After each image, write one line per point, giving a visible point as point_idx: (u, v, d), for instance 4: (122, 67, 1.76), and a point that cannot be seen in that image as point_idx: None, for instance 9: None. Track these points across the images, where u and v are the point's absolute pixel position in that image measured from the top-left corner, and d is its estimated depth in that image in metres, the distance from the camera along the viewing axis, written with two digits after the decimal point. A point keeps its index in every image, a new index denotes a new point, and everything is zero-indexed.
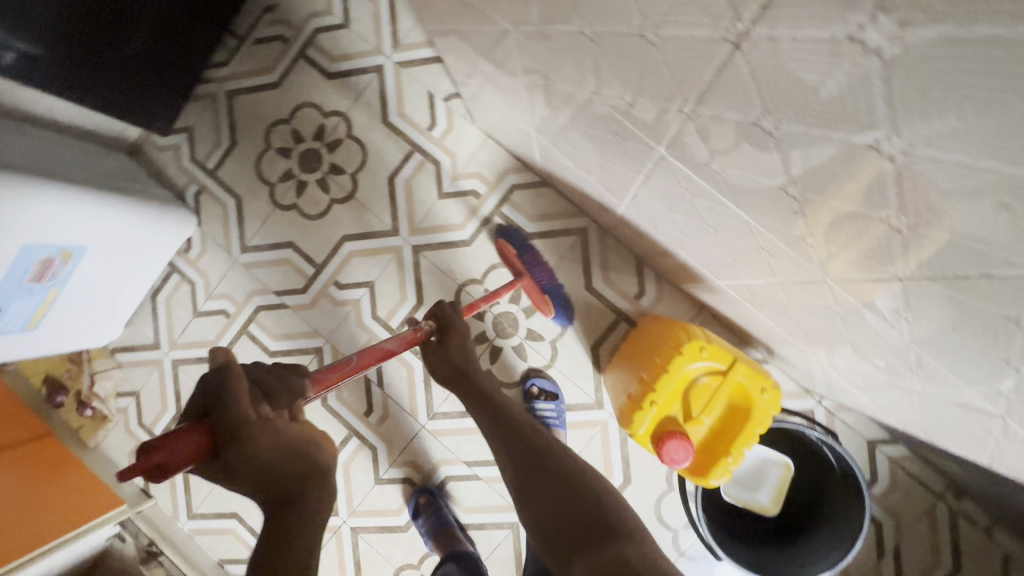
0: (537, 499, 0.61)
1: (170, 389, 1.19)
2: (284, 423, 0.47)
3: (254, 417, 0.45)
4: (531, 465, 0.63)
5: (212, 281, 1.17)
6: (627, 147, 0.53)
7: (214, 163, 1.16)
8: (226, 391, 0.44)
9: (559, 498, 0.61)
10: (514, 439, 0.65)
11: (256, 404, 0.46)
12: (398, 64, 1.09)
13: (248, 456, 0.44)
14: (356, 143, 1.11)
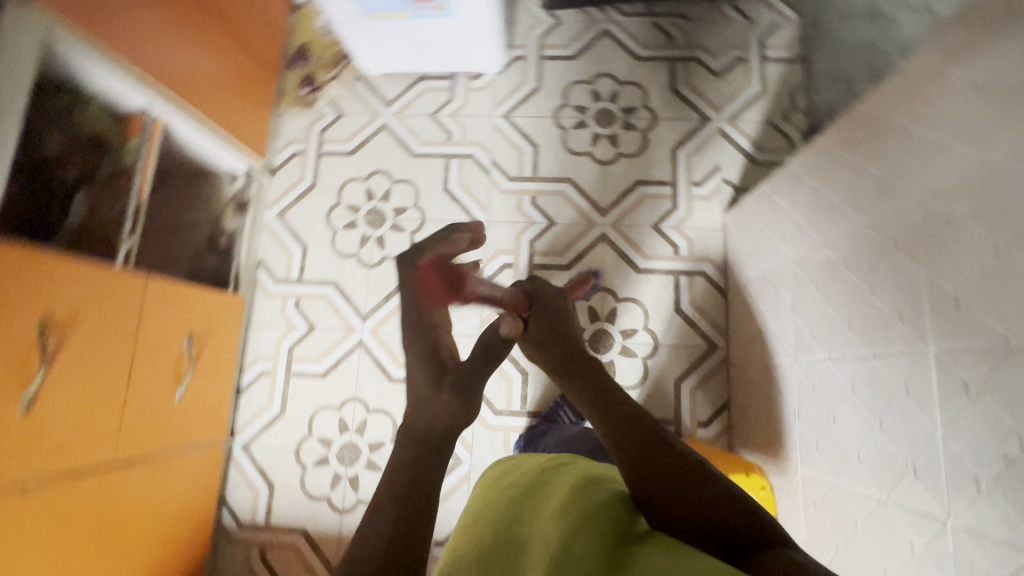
0: (645, 479, 0.53)
1: (362, 135, 1.33)
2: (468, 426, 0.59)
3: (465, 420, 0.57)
4: (632, 446, 0.54)
5: (463, 109, 1.32)
6: (889, 326, 0.64)
7: (548, 54, 1.33)
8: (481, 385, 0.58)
9: (671, 476, 0.52)
10: (611, 416, 0.57)
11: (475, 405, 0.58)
12: (720, 131, 1.26)
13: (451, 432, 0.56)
14: (641, 141, 1.27)
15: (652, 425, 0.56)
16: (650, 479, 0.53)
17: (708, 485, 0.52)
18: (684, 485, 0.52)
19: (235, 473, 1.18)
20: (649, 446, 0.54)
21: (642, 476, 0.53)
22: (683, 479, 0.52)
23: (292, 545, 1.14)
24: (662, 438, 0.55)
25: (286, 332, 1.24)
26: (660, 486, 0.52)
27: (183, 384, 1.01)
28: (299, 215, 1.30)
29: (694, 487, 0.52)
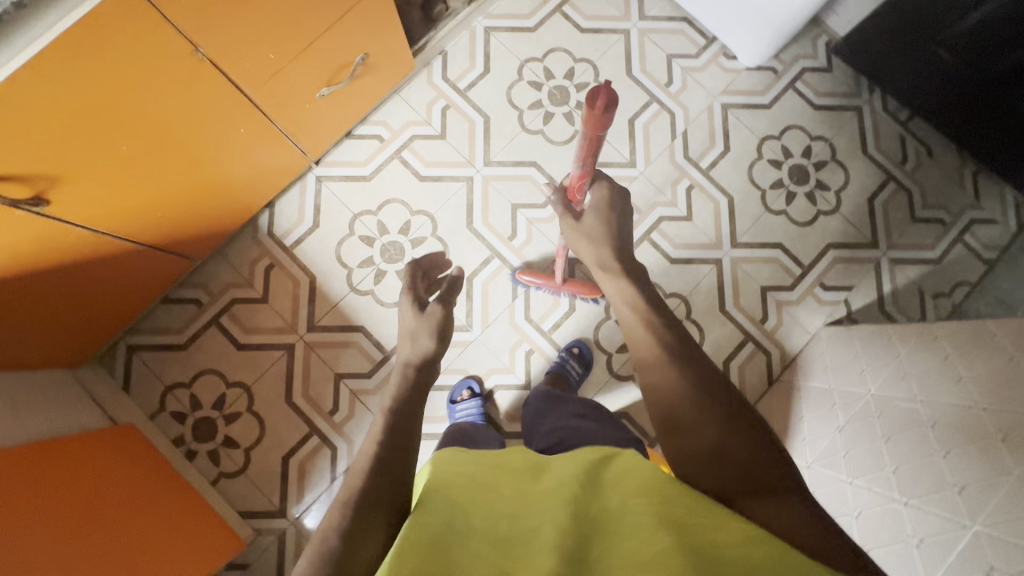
0: (676, 407, 0.53)
1: (602, 23, 1.30)
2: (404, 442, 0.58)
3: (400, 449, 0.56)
4: (673, 375, 0.54)
5: (697, 73, 1.29)
6: (945, 495, 0.67)
7: (799, 88, 1.30)
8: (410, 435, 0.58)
9: (707, 408, 0.52)
10: (654, 343, 0.57)
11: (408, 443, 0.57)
12: (876, 261, 1.24)
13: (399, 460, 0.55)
14: (810, 217, 1.25)
15: (700, 359, 0.55)
16: (685, 410, 0.52)
17: (740, 425, 0.50)
18: (716, 421, 0.51)
19: (296, 191, 1.20)
20: (691, 379, 0.53)
21: (675, 401, 0.53)
22: (721, 416, 0.51)
23: (295, 280, 1.17)
24: (705, 373, 0.54)
25: (419, 121, 1.24)
26: (696, 418, 0.51)
27: (329, 88, 1.01)
28: (500, 41, 1.28)
29: (725, 424, 0.50)
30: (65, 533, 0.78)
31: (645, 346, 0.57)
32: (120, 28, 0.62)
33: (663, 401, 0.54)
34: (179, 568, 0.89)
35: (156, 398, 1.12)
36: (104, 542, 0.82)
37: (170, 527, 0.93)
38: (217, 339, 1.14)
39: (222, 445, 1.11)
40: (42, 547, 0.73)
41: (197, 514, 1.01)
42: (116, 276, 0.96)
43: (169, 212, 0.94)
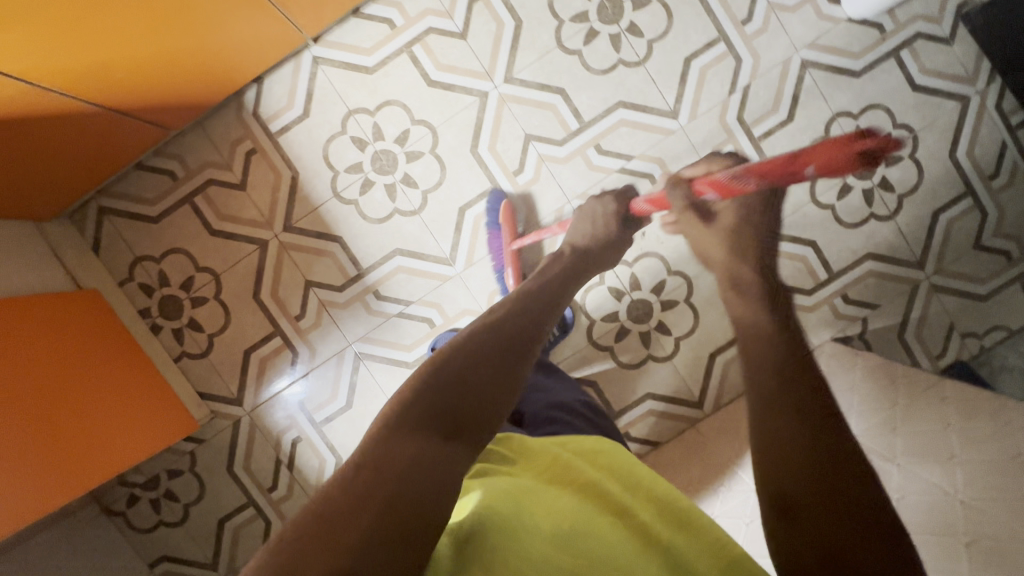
0: (793, 487, 0.46)
1: None
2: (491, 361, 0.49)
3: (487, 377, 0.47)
4: (797, 449, 0.47)
5: (785, 14, 1.05)
6: None
7: (903, 58, 1.06)
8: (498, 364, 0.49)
9: (829, 495, 0.44)
10: (784, 409, 0.50)
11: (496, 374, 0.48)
12: (914, 283, 1.10)
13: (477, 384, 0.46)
14: (859, 219, 1.09)
15: (831, 432, 0.48)
16: (801, 489, 0.45)
17: (869, 520, 0.44)
18: (846, 512, 0.44)
19: (289, 69, 1.06)
20: (817, 455, 0.46)
21: (791, 478, 0.46)
22: (845, 506, 0.44)
23: (277, 172, 1.08)
24: (830, 449, 0.47)
25: (439, 11, 1.05)
26: (816, 503, 0.44)
27: None
28: None
29: (858, 517, 0.44)
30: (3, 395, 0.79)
31: (782, 409, 0.50)
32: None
33: (777, 474, 0.47)
34: (124, 442, 0.92)
35: (124, 267, 1.09)
36: (48, 407, 0.84)
37: (122, 400, 0.95)
38: (191, 219, 1.08)
39: (187, 326, 1.10)
40: None
41: (154, 393, 1.02)
42: (78, 136, 0.89)
43: (130, 76, 0.84)
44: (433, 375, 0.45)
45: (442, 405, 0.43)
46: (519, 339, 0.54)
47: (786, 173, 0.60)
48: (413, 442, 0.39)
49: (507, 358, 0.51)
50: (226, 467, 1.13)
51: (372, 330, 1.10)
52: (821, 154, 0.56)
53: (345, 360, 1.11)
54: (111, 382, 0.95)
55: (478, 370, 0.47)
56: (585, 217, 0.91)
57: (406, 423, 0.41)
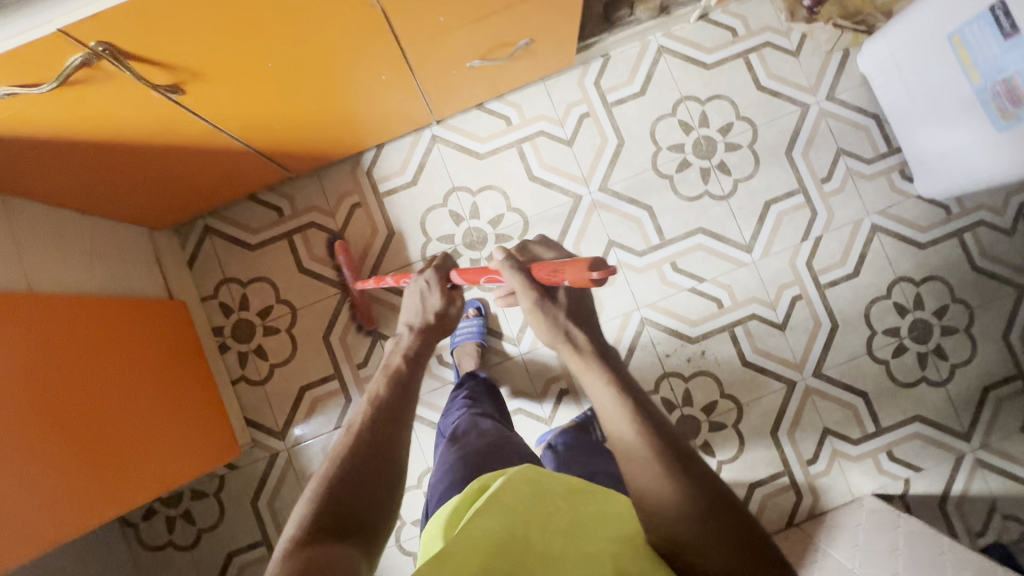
0: (681, 531, 0.50)
1: (789, 91, 1.16)
2: (373, 444, 0.60)
3: (377, 463, 0.58)
4: (687, 506, 0.50)
5: (862, 181, 1.15)
6: None
7: (967, 241, 1.14)
8: (381, 450, 0.60)
9: (715, 533, 0.49)
10: (655, 466, 0.52)
11: (376, 463, 0.58)
12: (961, 454, 1.11)
13: (362, 477, 0.56)
14: (911, 379, 1.13)
15: (713, 483, 0.52)
16: (704, 549, 0.49)
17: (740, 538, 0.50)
18: (720, 531, 0.50)
19: (409, 141, 1.16)
20: (703, 499, 0.50)
21: (675, 524, 0.50)
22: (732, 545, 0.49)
23: (374, 227, 1.16)
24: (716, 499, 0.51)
25: (552, 118, 1.16)
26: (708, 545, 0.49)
27: (481, 62, 0.95)
28: (671, 68, 1.17)
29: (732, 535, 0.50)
30: (78, 395, 0.78)
31: (641, 458, 0.53)
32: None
33: (669, 523, 0.51)
34: (180, 457, 0.92)
35: (212, 284, 1.16)
36: (112, 414, 0.82)
37: (173, 420, 0.93)
38: (285, 253, 1.16)
39: (253, 352, 1.14)
40: (76, 402, 0.77)
41: (200, 418, 1.00)
42: (213, 159, 0.94)
43: (286, 128, 0.92)
44: (325, 483, 0.55)
45: (332, 513, 0.52)
46: (384, 422, 0.64)
47: (550, 279, 0.65)
48: (316, 540, 0.49)
49: (386, 449, 0.60)
50: (252, 499, 1.13)
51: (427, 392, 1.13)
52: (573, 273, 0.62)
53: None
54: (179, 397, 0.97)
55: (362, 468, 0.57)
56: (414, 289, 0.87)
57: (307, 535, 0.50)
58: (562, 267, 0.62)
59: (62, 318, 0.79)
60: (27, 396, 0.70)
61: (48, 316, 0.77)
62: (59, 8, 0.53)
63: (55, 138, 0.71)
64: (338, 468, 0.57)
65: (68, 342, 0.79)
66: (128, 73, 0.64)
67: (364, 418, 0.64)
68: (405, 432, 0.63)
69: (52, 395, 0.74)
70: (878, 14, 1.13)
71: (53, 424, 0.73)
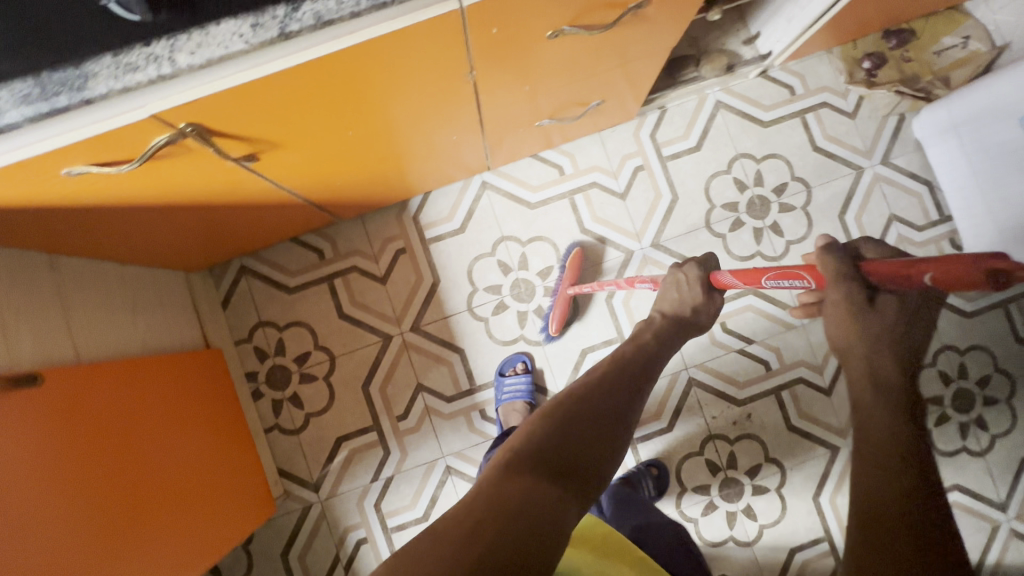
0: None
1: (844, 153, 1.15)
2: (589, 411, 0.64)
3: (583, 450, 0.60)
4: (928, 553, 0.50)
5: (914, 248, 1.15)
6: None
7: (1013, 312, 1.14)
8: (585, 437, 0.61)
9: None
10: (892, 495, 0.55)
11: (583, 444, 0.61)
12: (996, 525, 1.12)
13: (577, 444, 0.60)
14: (952, 448, 1.13)
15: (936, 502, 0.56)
16: None
17: None
18: None
19: (458, 186, 1.13)
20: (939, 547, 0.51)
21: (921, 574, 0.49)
22: None
23: (419, 275, 1.12)
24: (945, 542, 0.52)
25: (606, 170, 1.14)
26: None
27: (550, 120, 0.94)
28: (728, 123, 1.15)
29: None
30: (116, 478, 0.71)
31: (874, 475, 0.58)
32: (442, 34, 0.54)
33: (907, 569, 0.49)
34: (227, 513, 0.90)
35: (246, 327, 1.11)
36: (149, 496, 0.75)
37: (209, 489, 0.87)
38: (325, 297, 1.11)
39: (288, 400, 1.10)
40: (132, 470, 0.74)
41: (234, 481, 0.95)
42: (254, 211, 0.88)
43: (346, 183, 0.90)
44: (553, 412, 0.64)
45: (562, 437, 0.60)
46: (607, 397, 0.68)
47: (902, 276, 0.53)
48: (528, 473, 0.55)
49: (598, 429, 0.63)
50: (282, 551, 1.08)
51: (469, 447, 1.10)
52: (945, 270, 0.47)
53: (433, 471, 1.09)
54: (222, 451, 0.94)
55: (567, 448, 0.59)
56: (671, 282, 0.87)
57: (523, 462, 0.57)
58: (931, 261, 0.47)
59: (98, 391, 0.74)
60: (88, 467, 0.68)
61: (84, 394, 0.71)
62: (157, 93, 0.46)
63: (111, 204, 0.66)
64: (556, 420, 0.62)
65: (116, 408, 0.75)
66: (210, 148, 0.60)
67: (583, 389, 0.69)
68: (618, 420, 0.66)
69: (100, 470, 0.69)
70: (935, 80, 1.12)
71: (115, 495, 0.70)
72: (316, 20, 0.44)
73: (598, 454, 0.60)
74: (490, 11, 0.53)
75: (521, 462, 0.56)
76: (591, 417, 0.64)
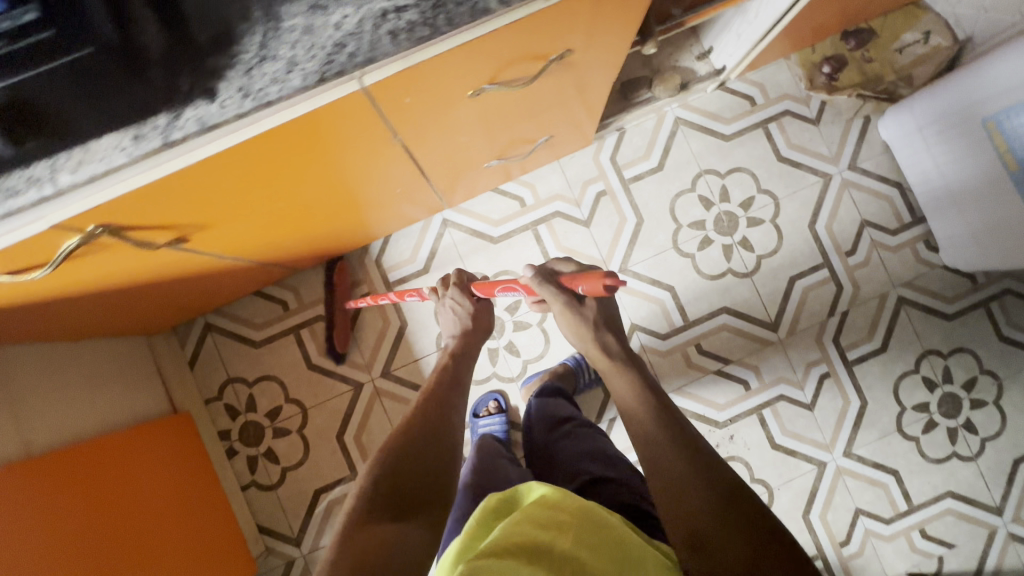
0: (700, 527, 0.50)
1: (810, 162, 1.13)
2: (422, 423, 0.66)
3: (419, 461, 0.60)
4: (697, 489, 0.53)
5: (887, 252, 1.12)
6: None
7: (994, 310, 1.12)
8: (422, 450, 0.62)
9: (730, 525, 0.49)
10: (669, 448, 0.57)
11: (419, 453, 0.62)
12: (993, 530, 1.10)
13: (411, 456, 0.61)
14: (942, 455, 1.11)
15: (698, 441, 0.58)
16: (715, 534, 0.49)
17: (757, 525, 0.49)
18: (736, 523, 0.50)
19: (419, 226, 1.11)
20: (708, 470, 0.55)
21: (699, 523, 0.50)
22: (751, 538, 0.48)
23: (385, 320, 1.10)
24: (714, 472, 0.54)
25: (568, 198, 1.12)
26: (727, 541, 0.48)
27: (498, 159, 0.92)
28: (689, 140, 1.13)
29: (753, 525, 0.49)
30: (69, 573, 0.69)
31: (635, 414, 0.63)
32: (350, 113, 0.52)
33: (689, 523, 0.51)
34: None
35: (215, 385, 1.10)
36: None
37: (184, 560, 0.86)
38: (292, 349, 1.10)
39: (263, 456, 1.09)
40: (95, 557, 0.73)
41: (213, 547, 0.93)
42: (202, 280, 0.87)
43: (294, 244, 0.89)
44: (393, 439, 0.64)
45: (401, 462, 0.60)
46: (440, 403, 0.71)
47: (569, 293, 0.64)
48: (372, 521, 0.53)
49: (429, 440, 0.63)
50: None
51: None
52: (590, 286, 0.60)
53: None
54: (196, 519, 0.93)
55: (406, 477, 0.58)
56: (445, 312, 0.85)
57: (367, 511, 0.54)
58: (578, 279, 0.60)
59: (57, 481, 0.72)
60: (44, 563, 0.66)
61: (44, 486, 0.70)
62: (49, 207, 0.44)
63: (38, 300, 0.64)
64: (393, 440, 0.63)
65: (73, 495, 0.74)
66: (128, 242, 0.58)
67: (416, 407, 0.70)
68: (451, 415, 0.70)
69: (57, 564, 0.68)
70: (897, 79, 1.11)
71: None
72: (200, 127, 0.42)
73: (431, 469, 0.60)
74: (397, 86, 0.51)
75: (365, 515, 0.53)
76: (424, 429, 0.65)
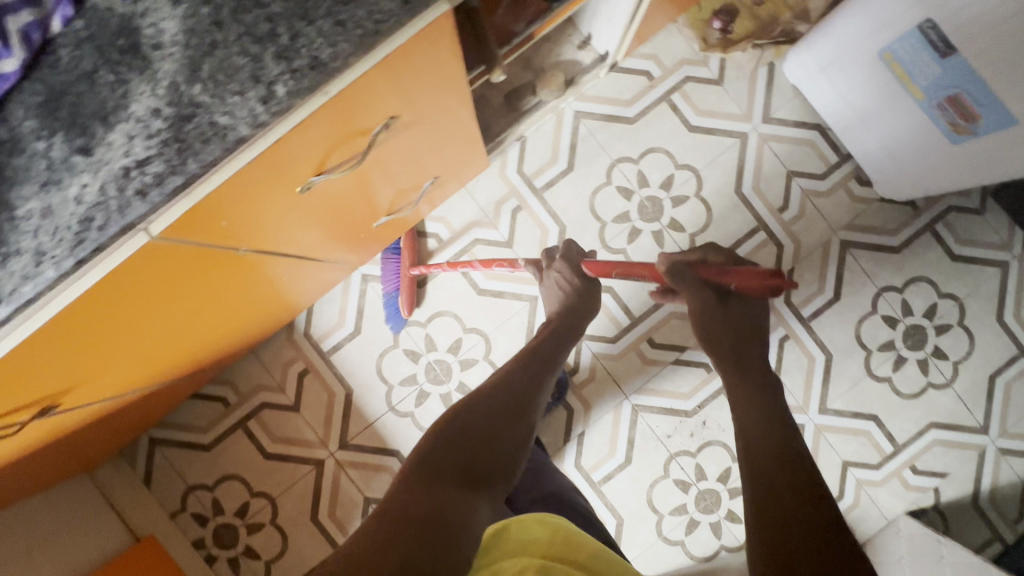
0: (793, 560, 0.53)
1: (723, 125, 1.07)
2: (509, 394, 0.67)
3: (501, 430, 0.63)
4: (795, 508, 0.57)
5: (822, 197, 1.08)
6: None
7: (940, 231, 1.08)
8: (506, 421, 0.64)
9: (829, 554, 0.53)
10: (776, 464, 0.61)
11: (502, 424, 0.64)
12: (982, 450, 1.08)
13: (494, 425, 0.63)
14: (917, 389, 1.08)
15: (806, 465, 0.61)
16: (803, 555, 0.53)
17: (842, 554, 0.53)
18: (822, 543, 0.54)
19: (339, 289, 1.07)
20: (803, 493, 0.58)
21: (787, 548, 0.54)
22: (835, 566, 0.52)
23: (330, 392, 1.07)
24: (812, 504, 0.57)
25: (484, 222, 1.07)
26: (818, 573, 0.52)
27: (388, 216, 0.86)
28: (593, 132, 1.07)
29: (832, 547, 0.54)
30: None
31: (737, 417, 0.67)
32: (158, 261, 0.47)
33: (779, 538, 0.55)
34: None
35: (176, 498, 1.07)
36: None
37: None
38: (245, 443, 1.07)
39: (243, 555, 1.06)
40: None
41: None
42: (116, 416, 0.82)
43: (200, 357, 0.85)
44: (475, 401, 0.65)
45: (479, 425, 0.62)
46: (528, 385, 0.70)
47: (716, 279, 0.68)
48: (438, 481, 0.55)
49: (511, 410, 0.65)
50: None
51: None
52: (742, 278, 0.65)
53: None
54: None
55: (487, 443, 0.61)
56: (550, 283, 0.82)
57: (430, 469, 0.56)
58: (737, 272, 0.65)
59: None
60: None
61: None
62: None
63: None
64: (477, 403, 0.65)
65: None
66: None
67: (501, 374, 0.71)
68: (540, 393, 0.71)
69: None
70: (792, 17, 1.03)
71: None
72: None
73: (511, 447, 0.63)
74: (195, 222, 0.46)
75: (427, 474, 0.55)
76: (512, 402, 0.67)
